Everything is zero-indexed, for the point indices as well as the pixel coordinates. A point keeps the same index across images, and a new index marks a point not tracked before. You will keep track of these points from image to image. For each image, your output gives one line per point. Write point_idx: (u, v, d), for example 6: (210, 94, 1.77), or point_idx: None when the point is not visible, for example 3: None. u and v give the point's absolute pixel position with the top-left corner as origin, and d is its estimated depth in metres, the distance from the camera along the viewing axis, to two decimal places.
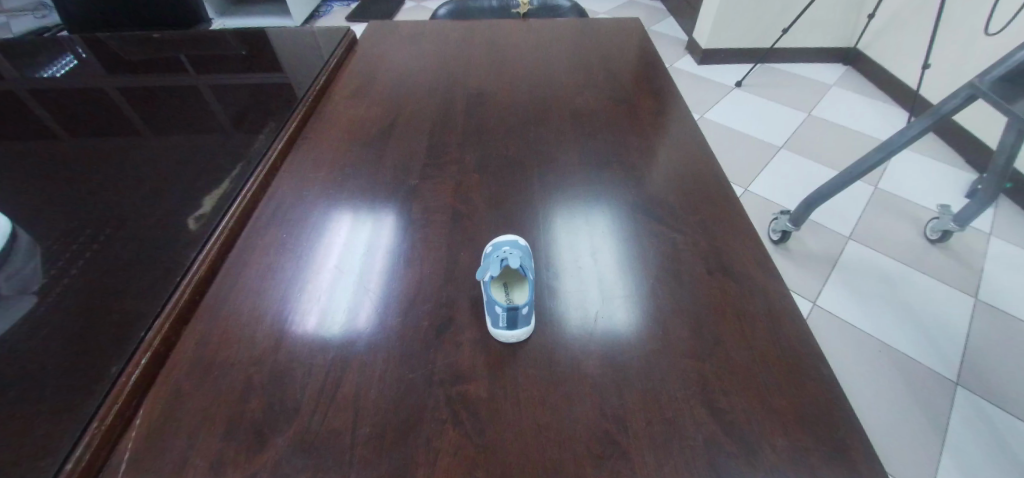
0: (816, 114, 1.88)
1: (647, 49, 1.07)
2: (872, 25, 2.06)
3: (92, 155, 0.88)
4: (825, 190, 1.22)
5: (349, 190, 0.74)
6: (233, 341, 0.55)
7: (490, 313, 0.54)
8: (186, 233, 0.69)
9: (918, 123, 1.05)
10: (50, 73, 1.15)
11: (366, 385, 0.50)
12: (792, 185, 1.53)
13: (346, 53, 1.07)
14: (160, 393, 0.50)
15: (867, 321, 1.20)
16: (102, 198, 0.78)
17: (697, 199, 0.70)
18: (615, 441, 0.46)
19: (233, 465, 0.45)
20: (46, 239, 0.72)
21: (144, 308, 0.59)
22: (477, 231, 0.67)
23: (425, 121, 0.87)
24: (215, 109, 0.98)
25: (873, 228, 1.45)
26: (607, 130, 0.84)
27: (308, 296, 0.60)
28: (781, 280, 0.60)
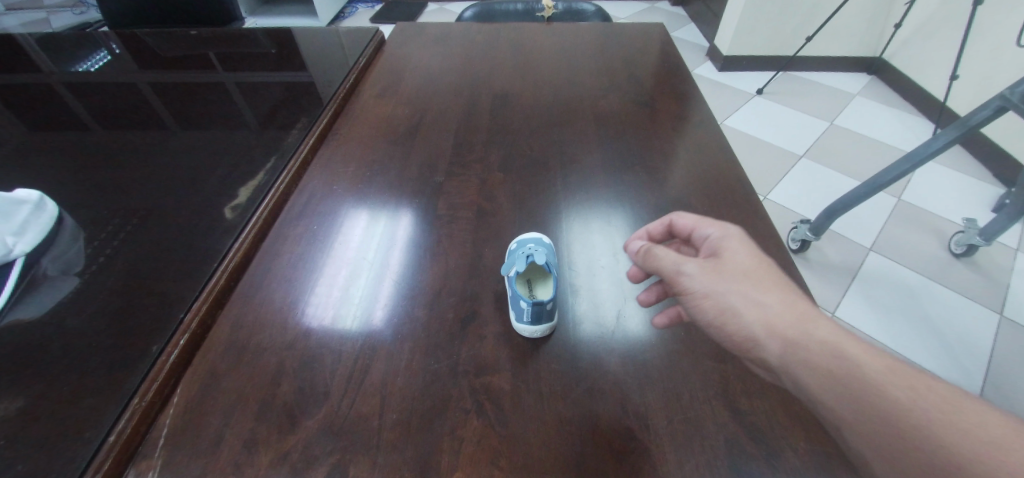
0: (838, 123, 1.85)
1: (670, 54, 1.07)
2: (898, 34, 2.03)
3: (125, 146, 0.91)
4: (847, 200, 1.21)
5: (377, 185, 0.76)
6: (265, 327, 0.57)
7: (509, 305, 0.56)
8: (222, 221, 0.72)
9: (946, 134, 1.03)
10: (84, 67, 1.19)
11: (393, 373, 0.52)
12: (814, 194, 1.51)
13: (374, 53, 1.10)
14: (197, 373, 0.52)
15: (888, 334, 1.18)
16: (137, 185, 0.80)
17: (719, 204, 0.71)
18: (636, 437, 0.47)
19: (265, 444, 0.47)
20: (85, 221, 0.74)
21: (181, 291, 0.61)
22: (500, 229, 0.68)
23: (451, 120, 0.88)
24: (244, 106, 1.01)
25: (895, 241, 1.43)
26: (630, 133, 0.85)
27: (334, 288, 0.61)
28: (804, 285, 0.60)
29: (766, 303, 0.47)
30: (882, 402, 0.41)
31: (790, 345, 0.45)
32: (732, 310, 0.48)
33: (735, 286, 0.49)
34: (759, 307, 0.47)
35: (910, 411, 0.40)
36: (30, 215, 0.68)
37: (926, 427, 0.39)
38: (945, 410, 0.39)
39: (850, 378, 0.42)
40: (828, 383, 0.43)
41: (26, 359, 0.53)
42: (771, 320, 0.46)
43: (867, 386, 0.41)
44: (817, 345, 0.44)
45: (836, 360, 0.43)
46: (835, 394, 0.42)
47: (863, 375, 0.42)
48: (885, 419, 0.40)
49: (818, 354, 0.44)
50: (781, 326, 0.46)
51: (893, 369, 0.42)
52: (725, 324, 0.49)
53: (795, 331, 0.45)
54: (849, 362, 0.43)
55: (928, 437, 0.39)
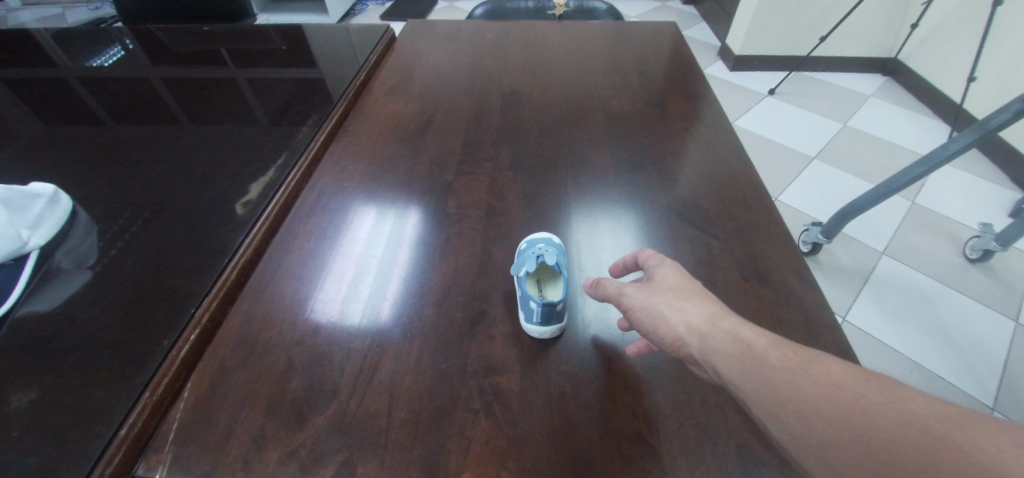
0: (851, 124, 1.83)
1: (682, 53, 1.06)
2: (915, 35, 1.99)
3: (137, 141, 0.91)
4: (860, 203, 1.19)
5: (386, 183, 0.76)
6: (275, 323, 0.57)
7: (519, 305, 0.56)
8: (233, 216, 0.72)
9: (963, 138, 1.02)
10: (98, 62, 1.20)
11: (401, 371, 0.52)
12: (826, 196, 1.49)
13: (385, 50, 1.10)
14: (207, 369, 0.53)
15: (900, 340, 1.16)
16: (150, 180, 0.81)
17: (732, 206, 0.70)
18: (647, 441, 0.46)
19: (274, 440, 0.47)
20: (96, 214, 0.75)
21: (191, 285, 0.61)
22: (511, 228, 0.67)
23: (461, 118, 0.88)
24: (254, 103, 1.01)
25: (908, 245, 1.41)
26: (641, 133, 0.84)
27: (343, 285, 0.61)
28: (819, 290, 0.59)
29: (688, 306, 0.47)
30: (787, 384, 0.40)
31: (709, 337, 0.44)
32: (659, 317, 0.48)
33: (661, 297, 0.49)
34: (682, 311, 0.47)
35: (815, 392, 0.38)
36: (45, 209, 0.67)
37: (833, 406, 0.37)
38: (852, 387, 0.38)
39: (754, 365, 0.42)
40: (743, 370, 0.42)
41: (37, 350, 0.53)
42: (695, 321, 0.46)
43: (775, 368, 0.41)
44: (728, 335, 0.44)
45: (744, 346, 0.43)
46: (749, 380, 0.41)
47: (767, 359, 0.41)
48: (792, 402, 0.39)
49: (733, 345, 0.43)
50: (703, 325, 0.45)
51: (796, 351, 0.41)
52: (657, 328, 0.47)
53: (711, 326, 0.45)
54: (757, 347, 0.42)
55: (834, 417, 0.37)
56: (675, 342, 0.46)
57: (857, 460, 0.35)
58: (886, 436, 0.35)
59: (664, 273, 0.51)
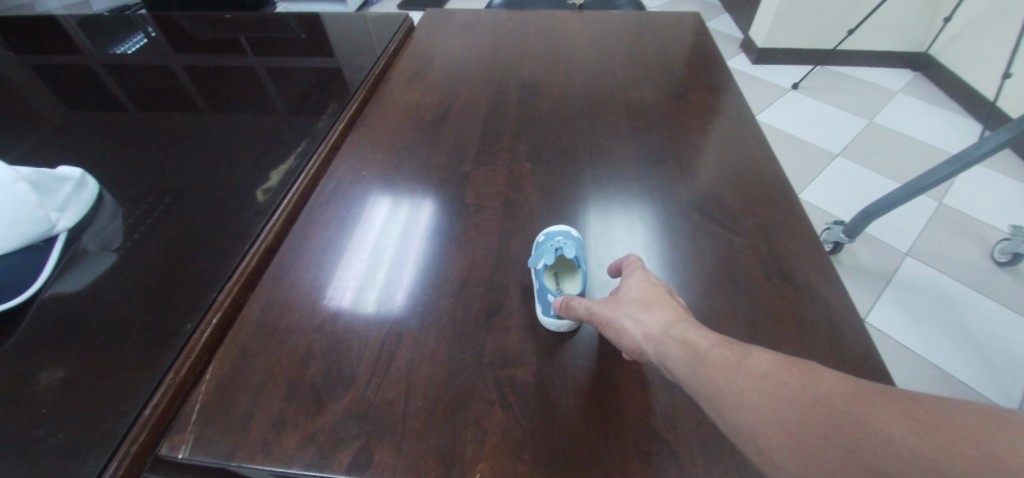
0: (878, 120, 1.77)
1: (706, 44, 1.04)
2: (948, 28, 1.91)
3: (160, 127, 0.92)
4: (885, 201, 1.15)
5: (404, 172, 0.76)
6: (294, 309, 0.58)
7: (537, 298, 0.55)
8: (254, 203, 0.73)
9: (998, 136, 0.98)
10: (122, 49, 1.22)
11: (418, 360, 0.52)
12: (849, 194, 1.45)
13: (403, 39, 1.10)
14: (228, 352, 0.54)
15: (922, 343, 1.13)
16: (172, 166, 0.82)
17: (755, 202, 0.68)
18: (664, 438, 0.46)
19: (293, 424, 0.48)
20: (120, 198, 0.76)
21: (213, 270, 0.62)
22: (528, 220, 0.67)
23: (479, 108, 0.87)
24: (274, 90, 1.01)
25: (934, 246, 1.36)
26: (662, 126, 0.82)
27: (361, 273, 0.62)
28: (844, 289, 0.57)
29: (643, 316, 0.46)
30: (722, 381, 0.38)
31: (662, 345, 0.43)
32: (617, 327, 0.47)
33: (622, 308, 0.47)
34: (639, 321, 0.45)
35: (747, 385, 0.37)
36: (73, 191, 0.68)
37: (766, 400, 0.36)
38: (780, 375, 0.36)
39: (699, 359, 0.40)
40: (691, 368, 0.40)
41: (65, 329, 0.54)
42: (652, 332, 0.44)
43: (711, 364, 0.39)
44: (670, 335, 0.43)
45: (683, 344, 0.42)
46: (693, 380, 0.40)
47: (705, 357, 0.40)
48: (729, 401, 0.37)
49: (679, 351, 0.42)
50: (654, 331, 0.44)
51: (729, 346, 0.40)
52: (621, 340, 0.47)
53: (661, 332, 0.44)
54: (696, 344, 0.41)
55: (768, 410, 0.35)
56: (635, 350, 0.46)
57: (794, 457, 0.33)
58: (813, 424, 0.33)
59: (632, 284, 0.50)
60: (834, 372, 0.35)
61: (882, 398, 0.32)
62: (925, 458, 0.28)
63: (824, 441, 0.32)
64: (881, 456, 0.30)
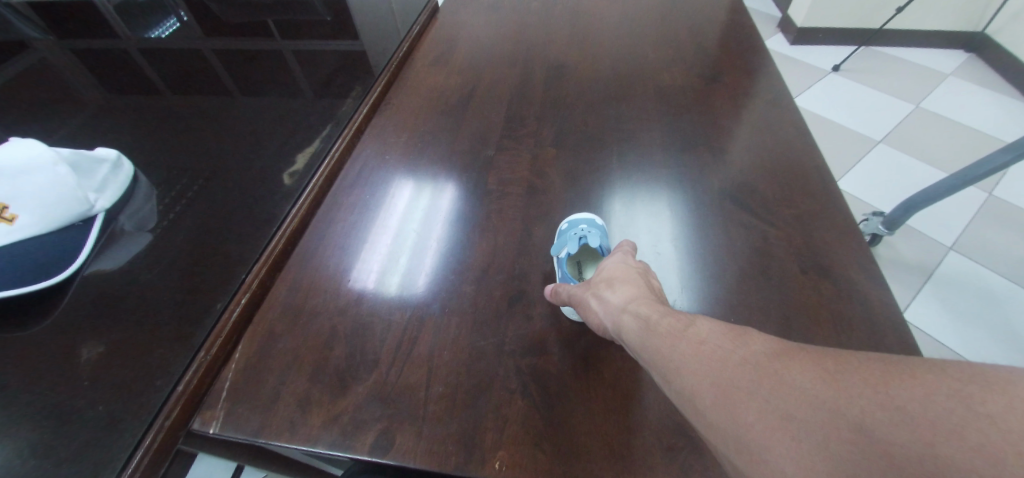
0: (926, 105, 1.66)
1: (744, 23, 0.98)
2: (1011, 5, 1.76)
3: (191, 110, 0.94)
4: (930, 192, 1.09)
5: (427, 157, 0.75)
6: (320, 291, 0.59)
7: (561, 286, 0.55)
8: (281, 187, 0.74)
9: None
10: (156, 33, 1.24)
11: (439, 346, 0.52)
12: (891, 184, 1.37)
13: (428, 21, 1.08)
14: (256, 333, 0.56)
15: (962, 342, 1.07)
16: (201, 147, 0.83)
17: (793, 192, 0.65)
18: (688, 434, 0.45)
19: (318, 405, 0.49)
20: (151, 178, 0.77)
21: (242, 252, 0.64)
22: (552, 207, 0.65)
23: (504, 91, 0.85)
24: (300, 73, 1.02)
25: (982, 241, 1.28)
26: (694, 110, 0.79)
27: (383, 257, 0.62)
28: (886, 287, 0.54)
29: (606, 291, 0.46)
30: (668, 347, 0.37)
31: (619, 317, 0.43)
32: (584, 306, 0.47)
33: (592, 288, 0.48)
34: (601, 296, 0.46)
35: (691, 349, 0.36)
36: (109, 173, 0.67)
37: (706, 360, 0.35)
38: (718, 340, 0.36)
39: (650, 330, 0.40)
40: (642, 339, 0.40)
41: (102, 307, 0.55)
42: (612, 305, 0.45)
43: (660, 332, 0.39)
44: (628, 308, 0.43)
45: (638, 315, 0.42)
46: (645, 351, 0.39)
47: (656, 328, 0.40)
48: (672, 366, 0.36)
49: (633, 322, 0.42)
50: (614, 307, 0.44)
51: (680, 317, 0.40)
52: (586, 317, 0.47)
53: (619, 307, 0.44)
54: (648, 316, 0.41)
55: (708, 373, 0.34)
56: (596, 323, 0.46)
57: (724, 413, 0.32)
58: (750, 382, 0.32)
59: (608, 265, 0.51)
60: (771, 338, 0.35)
61: (812, 356, 0.32)
62: (844, 407, 0.27)
63: (756, 396, 0.31)
64: (806, 408, 0.29)
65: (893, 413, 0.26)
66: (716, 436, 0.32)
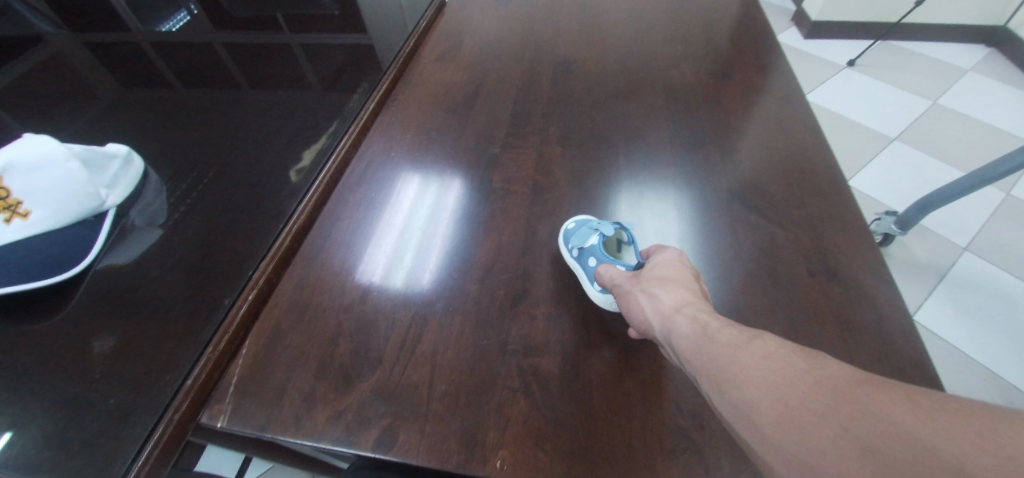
0: (943, 101, 1.62)
1: (755, 18, 0.96)
2: None
3: (199, 104, 0.95)
4: (945, 191, 1.06)
5: (433, 154, 0.75)
6: (325, 288, 0.59)
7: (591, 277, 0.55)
8: (289, 184, 0.75)
9: None
10: (166, 26, 1.25)
11: (443, 345, 0.52)
12: (906, 183, 1.34)
13: (435, 16, 1.07)
14: (263, 329, 0.56)
15: (975, 345, 1.05)
16: (210, 141, 0.83)
17: (802, 192, 0.64)
18: (690, 437, 0.45)
19: (323, 401, 0.49)
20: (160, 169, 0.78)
21: (249, 248, 0.65)
22: (557, 205, 0.65)
23: (510, 88, 0.85)
24: (307, 67, 1.02)
25: (998, 241, 1.26)
26: (703, 107, 0.78)
27: (387, 255, 0.62)
28: (896, 291, 0.53)
29: (661, 292, 0.45)
30: (727, 359, 0.36)
31: (672, 318, 0.42)
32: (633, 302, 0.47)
33: (642, 286, 0.47)
34: (654, 296, 0.45)
35: (751, 362, 0.35)
36: (121, 169, 0.67)
37: (770, 378, 0.33)
38: (779, 356, 0.35)
39: (706, 340, 0.38)
40: (695, 346, 0.39)
41: (114, 300, 0.56)
42: (666, 306, 0.43)
43: (717, 342, 0.38)
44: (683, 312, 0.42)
45: (693, 320, 0.41)
46: (697, 357, 0.38)
47: (714, 336, 0.38)
48: (728, 377, 0.35)
49: (688, 326, 0.40)
50: (666, 308, 0.43)
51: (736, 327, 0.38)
52: (631, 311, 0.47)
53: (673, 310, 0.43)
54: (704, 323, 0.40)
55: (766, 388, 0.33)
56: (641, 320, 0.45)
57: (788, 435, 0.31)
58: (819, 406, 0.30)
59: (660, 262, 0.50)
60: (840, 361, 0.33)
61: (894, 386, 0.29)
62: (928, 443, 0.25)
63: (827, 421, 0.29)
64: (888, 443, 0.27)
65: (997, 457, 0.23)
66: (768, 452, 0.32)
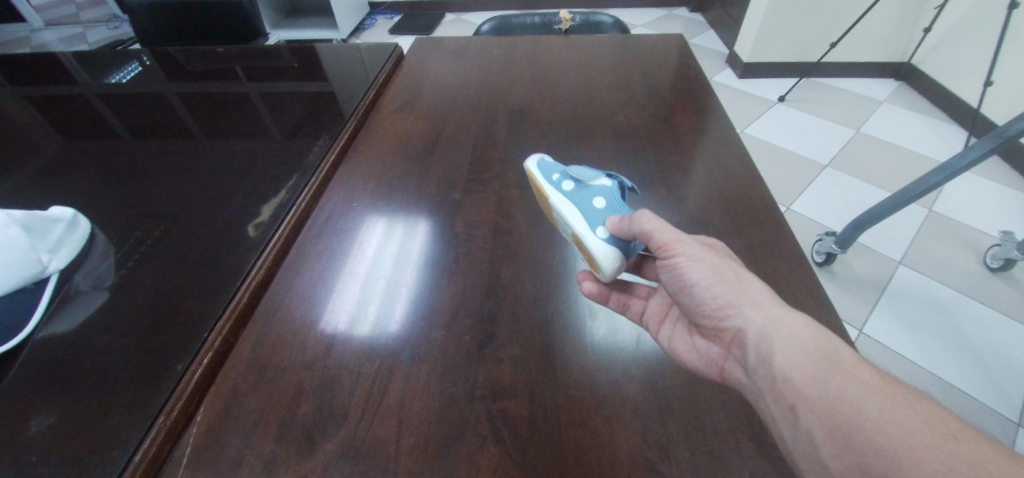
0: (864, 130, 1.80)
1: (689, 65, 1.06)
2: (928, 39, 1.96)
3: (152, 156, 0.93)
4: (874, 212, 1.16)
5: (395, 202, 0.76)
6: (285, 345, 0.58)
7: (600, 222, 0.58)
8: (244, 236, 0.72)
9: (982, 145, 1.01)
10: (117, 78, 1.23)
11: (409, 396, 0.52)
12: (840, 204, 1.46)
13: (393, 68, 1.12)
14: (219, 393, 0.53)
15: (919, 352, 1.13)
16: (164, 196, 0.82)
17: (742, 223, 0.69)
18: (658, 469, 0.46)
19: (285, 466, 0.47)
20: (107, 227, 0.75)
21: (204, 309, 0.61)
22: (518, 248, 0.67)
23: (469, 135, 0.89)
24: (266, 117, 1.02)
25: (926, 253, 1.38)
26: (649, 148, 0.84)
27: (350, 305, 0.62)
28: (833, 311, 0.58)
29: (763, 298, 0.48)
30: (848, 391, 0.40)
31: (775, 325, 0.46)
32: (727, 277, 0.50)
33: (729, 265, 0.51)
34: (752, 293, 0.49)
35: (859, 392, 0.40)
36: (65, 232, 0.68)
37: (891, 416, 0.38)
38: (891, 394, 0.39)
39: (829, 366, 0.42)
40: (816, 373, 0.42)
41: (55, 373, 0.54)
42: (763, 303, 0.48)
43: (828, 363, 0.42)
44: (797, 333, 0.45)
45: (808, 345, 0.44)
46: (812, 383, 0.42)
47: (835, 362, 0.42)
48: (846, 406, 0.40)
49: (806, 339, 0.44)
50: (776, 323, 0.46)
51: (858, 359, 0.42)
52: (723, 285, 0.50)
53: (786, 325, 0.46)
54: (820, 347, 0.44)
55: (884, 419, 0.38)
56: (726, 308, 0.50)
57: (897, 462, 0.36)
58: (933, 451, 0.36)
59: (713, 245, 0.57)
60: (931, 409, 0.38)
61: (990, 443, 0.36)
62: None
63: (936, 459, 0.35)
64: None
65: None
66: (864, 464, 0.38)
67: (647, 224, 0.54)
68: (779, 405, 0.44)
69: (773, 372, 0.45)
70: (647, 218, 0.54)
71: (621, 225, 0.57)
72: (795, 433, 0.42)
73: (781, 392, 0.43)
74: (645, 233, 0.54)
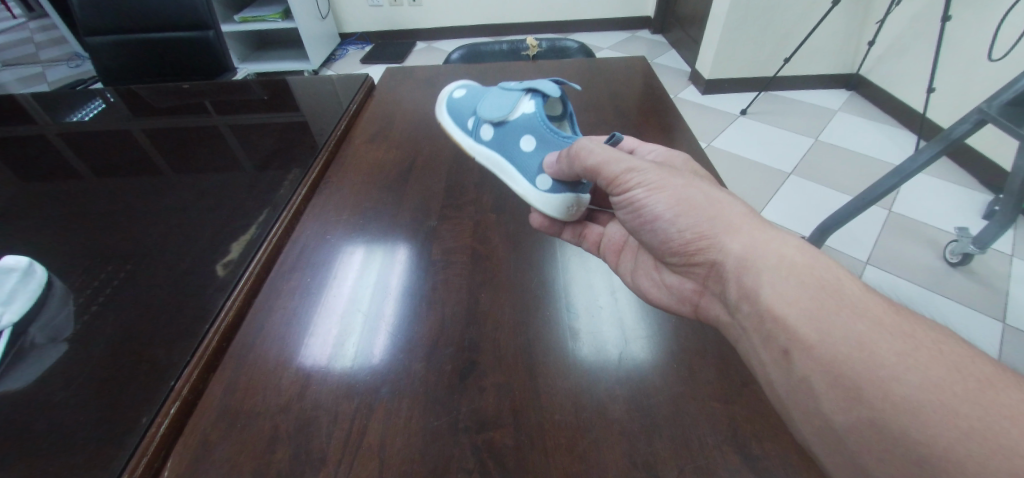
0: (822, 138, 1.90)
1: (653, 86, 1.10)
2: (872, 52, 2.10)
3: (116, 193, 0.90)
4: (838, 217, 1.21)
5: (371, 232, 0.76)
6: (259, 388, 0.55)
7: (539, 170, 0.70)
8: (212, 276, 0.70)
9: (930, 148, 1.07)
10: (78, 116, 1.20)
11: (390, 433, 0.50)
12: (806, 209, 1.52)
13: (365, 98, 1.13)
14: (187, 444, 0.50)
15: None
16: (127, 236, 0.79)
17: None
18: None
19: None
20: (65, 273, 0.72)
21: (170, 357, 0.58)
22: (496, 272, 0.67)
23: (443, 161, 0.90)
24: (236, 150, 1.01)
25: (891, 252, 1.44)
26: None
27: (326, 339, 0.60)
28: None
29: (748, 233, 0.49)
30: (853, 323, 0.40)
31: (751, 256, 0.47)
32: (692, 202, 0.53)
33: (689, 189, 0.54)
34: (727, 220, 0.50)
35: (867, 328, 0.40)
36: (18, 283, 0.65)
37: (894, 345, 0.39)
38: (912, 340, 0.39)
39: (834, 297, 0.42)
40: (822, 307, 0.42)
41: (5, 435, 0.50)
42: (741, 230, 0.49)
43: (831, 298, 0.42)
44: (796, 274, 0.45)
45: (815, 291, 0.43)
46: (812, 324, 0.41)
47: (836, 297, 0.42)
48: (855, 338, 0.40)
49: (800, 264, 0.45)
50: (758, 254, 0.47)
51: (868, 296, 0.42)
52: (688, 214, 0.53)
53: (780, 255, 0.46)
54: (830, 294, 0.43)
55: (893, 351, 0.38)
56: (697, 243, 0.52)
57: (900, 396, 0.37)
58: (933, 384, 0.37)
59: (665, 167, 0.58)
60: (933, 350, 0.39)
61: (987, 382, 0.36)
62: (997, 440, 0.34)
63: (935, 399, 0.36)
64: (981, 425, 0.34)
65: None
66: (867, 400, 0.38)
67: (591, 156, 0.60)
68: (778, 368, 0.44)
69: (762, 309, 0.45)
70: (587, 152, 0.60)
71: (566, 165, 0.64)
72: (790, 380, 0.43)
73: (780, 340, 0.43)
74: (591, 168, 0.60)
